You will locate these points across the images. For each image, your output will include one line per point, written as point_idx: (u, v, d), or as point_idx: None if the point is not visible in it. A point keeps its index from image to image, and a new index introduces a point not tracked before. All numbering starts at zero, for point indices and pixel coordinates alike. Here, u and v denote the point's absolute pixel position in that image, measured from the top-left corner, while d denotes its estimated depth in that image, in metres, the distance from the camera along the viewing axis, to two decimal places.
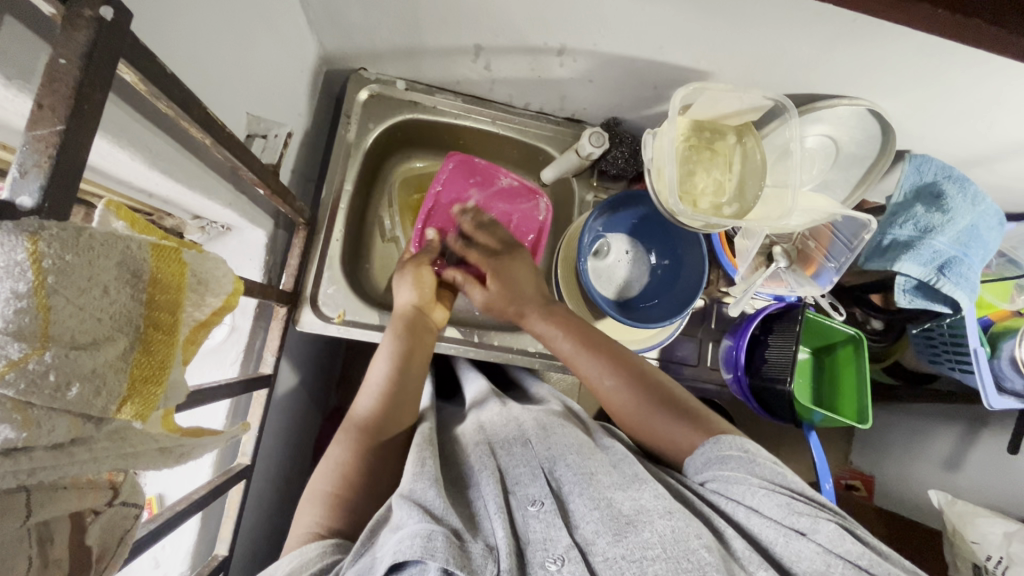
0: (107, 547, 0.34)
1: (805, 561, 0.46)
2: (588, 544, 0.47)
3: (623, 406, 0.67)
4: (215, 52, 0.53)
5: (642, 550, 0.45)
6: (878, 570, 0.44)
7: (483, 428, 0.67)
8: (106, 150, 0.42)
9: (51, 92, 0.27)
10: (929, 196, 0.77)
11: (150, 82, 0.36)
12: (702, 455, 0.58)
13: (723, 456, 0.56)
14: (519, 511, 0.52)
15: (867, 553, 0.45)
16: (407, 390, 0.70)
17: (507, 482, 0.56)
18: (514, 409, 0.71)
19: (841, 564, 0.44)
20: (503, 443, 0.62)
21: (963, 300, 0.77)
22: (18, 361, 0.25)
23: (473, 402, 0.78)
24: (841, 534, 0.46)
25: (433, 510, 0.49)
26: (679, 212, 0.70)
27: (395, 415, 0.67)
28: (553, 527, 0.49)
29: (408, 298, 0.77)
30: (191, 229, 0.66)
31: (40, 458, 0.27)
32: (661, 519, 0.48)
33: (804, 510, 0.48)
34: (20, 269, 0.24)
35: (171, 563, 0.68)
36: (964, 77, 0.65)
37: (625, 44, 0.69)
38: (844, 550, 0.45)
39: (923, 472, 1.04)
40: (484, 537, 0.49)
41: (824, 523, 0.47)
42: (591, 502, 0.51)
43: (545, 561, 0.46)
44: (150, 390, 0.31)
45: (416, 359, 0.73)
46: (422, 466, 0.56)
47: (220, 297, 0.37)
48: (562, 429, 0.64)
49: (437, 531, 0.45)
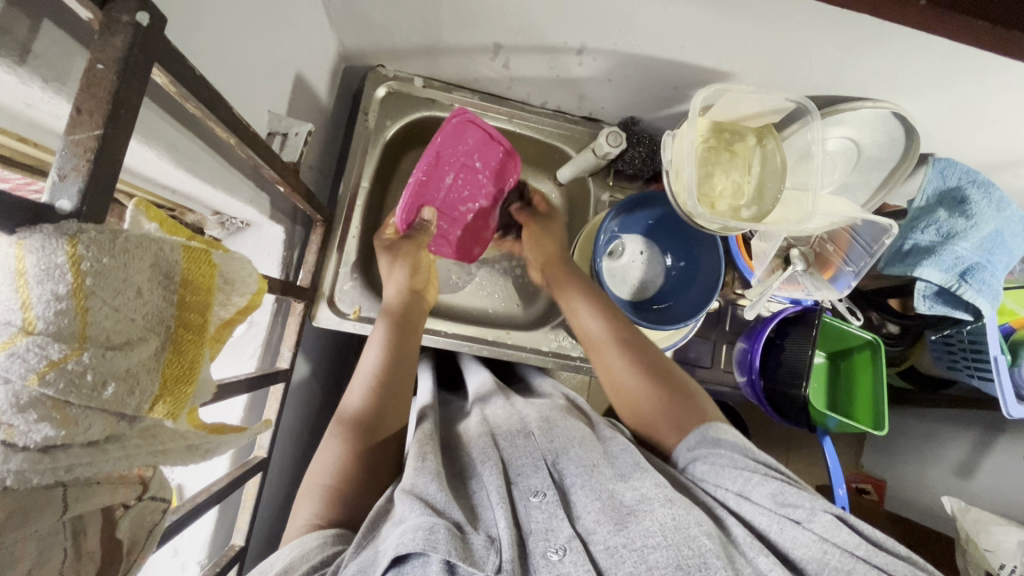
0: (137, 540, 0.35)
1: (801, 548, 0.45)
2: (589, 534, 0.48)
3: (604, 344, 0.72)
4: (240, 51, 0.53)
5: (643, 539, 0.45)
6: (875, 560, 0.43)
7: (487, 422, 0.66)
8: (135, 150, 0.43)
9: (90, 97, 0.27)
10: (952, 201, 0.76)
11: (180, 84, 0.36)
12: (698, 437, 0.59)
13: (717, 440, 0.58)
14: (521, 502, 0.53)
15: (864, 543, 0.44)
16: (401, 374, 0.70)
17: (511, 473, 0.56)
18: (518, 403, 0.71)
19: (838, 552, 0.44)
20: (507, 434, 0.62)
21: (985, 308, 0.76)
22: (58, 361, 0.25)
23: (478, 396, 0.77)
24: (838, 524, 0.46)
25: (435, 503, 0.49)
26: (696, 214, 0.69)
27: (386, 408, 0.67)
28: (555, 518, 0.50)
29: (403, 280, 0.78)
30: (211, 224, 0.67)
31: (76, 455, 0.27)
32: (662, 507, 0.48)
33: (798, 503, 0.48)
34: (59, 271, 0.25)
35: (189, 552, 0.69)
36: (992, 80, 0.64)
37: (646, 44, 0.69)
38: (842, 539, 0.45)
39: (936, 478, 1.03)
40: (485, 528, 0.49)
41: (821, 514, 0.47)
42: (592, 492, 0.52)
43: (546, 551, 0.47)
44: (182, 389, 0.31)
45: (409, 343, 0.74)
46: (423, 460, 0.56)
47: (245, 296, 0.38)
48: (566, 420, 0.63)
49: (440, 523, 0.45)
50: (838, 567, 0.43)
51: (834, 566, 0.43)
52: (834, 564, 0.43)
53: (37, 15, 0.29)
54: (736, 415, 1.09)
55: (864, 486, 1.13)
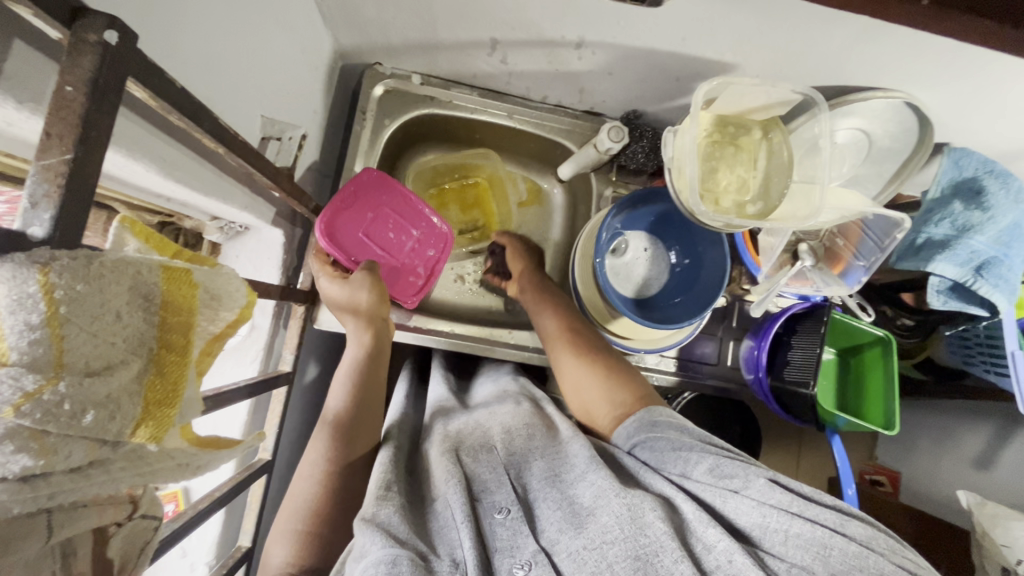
0: (130, 557, 0.36)
1: (743, 516, 0.46)
2: (553, 545, 0.47)
3: (549, 329, 0.76)
4: (231, 57, 0.52)
5: (601, 536, 0.45)
6: (807, 512, 0.44)
7: (448, 435, 0.62)
8: (122, 163, 0.42)
9: (59, 121, 0.27)
10: (967, 192, 0.74)
11: (161, 99, 0.35)
12: (634, 422, 0.59)
13: (654, 422, 0.58)
14: (486, 520, 0.50)
15: (796, 498, 0.45)
16: (368, 401, 0.67)
17: (473, 488, 0.54)
18: (479, 414, 0.68)
19: (775, 513, 0.45)
20: (469, 449, 0.59)
21: (1001, 303, 0.72)
22: (33, 392, 0.25)
23: (437, 407, 0.73)
24: (770, 486, 0.46)
25: (398, 533, 0.47)
26: (699, 212, 0.67)
27: (354, 438, 0.63)
28: (519, 534, 0.48)
29: (366, 297, 0.71)
30: (210, 230, 0.67)
31: (58, 482, 0.28)
32: (616, 498, 0.47)
33: (733, 470, 0.49)
34: (32, 301, 0.25)
35: (197, 553, 0.70)
36: (1011, 66, 0.61)
37: (646, 37, 0.67)
38: (776, 500, 0.45)
39: (952, 471, 1.00)
40: (450, 551, 0.47)
41: (754, 479, 0.47)
42: (554, 504, 0.51)
43: (512, 568, 0.46)
44: (164, 412, 0.31)
45: (376, 376, 0.70)
46: (387, 490, 0.53)
47: (234, 310, 0.37)
48: (527, 428, 0.62)
49: (402, 554, 0.44)
50: (778, 528, 0.44)
51: (774, 528, 0.44)
52: (774, 526, 0.44)
53: (6, 35, 0.29)
54: (745, 410, 1.08)
55: (879, 478, 1.12)
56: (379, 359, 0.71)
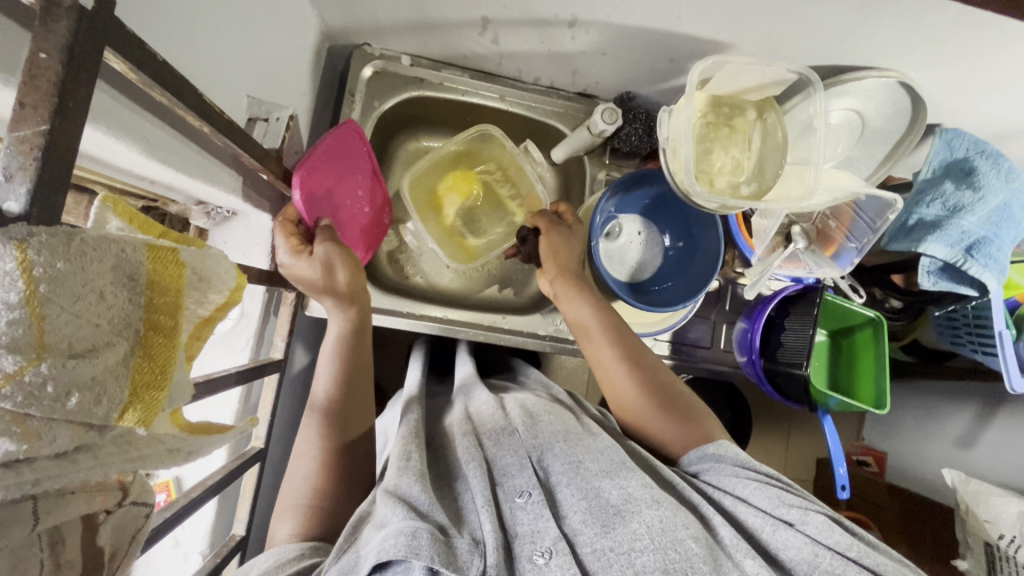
0: (120, 545, 0.35)
1: (791, 549, 0.47)
2: (575, 535, 0.47)
3: (587, 327, 0.72)
4: (214, 33, 0.51)
5: (631, 542, 0.45)
6: (866, 560, 0.45)
7: (471, 419, 0.63)
8: (102, 141, 0.41)
9: (34, 90, 0.25)
10: (958, 172, 0.74)
11: (141, 72, 0.34)
12: (700, 458, 0.60)
13: (719, 456, 0.58)
14: (506, 503, 0.50)
15: (855, 544, 0.46)
16: (359, 373, 0.66)
17: (495, 474, 0.54)
18: (507, 398, 0.67)
19: (828, 554, 0.46)
20: (490, 433, 0.59)
21: (990, 283, 0.73)
22: (14, 374, 0.24)
23: (461, 386, 0.74)
24: (829, 526, 0.48)
25: (419, 506, 0.46)
26: (694, 192, 0.67)
27: (353, 412, 0.63)
28: (540, 519, 0.48)
29: (342, 278, 0.66)
30: (196, 215, 0.65)
31: (43, 468, 0.27)
32: (649, 509, 0.47)
33: (793, 503, 0.50)
34: (10, 278, 0.24)
35: (191, 542, 0.70)
36: (1002, 43, 0.61)
37: (639, 16, 0.66)
38: (833, 541, 0.47)
39: (936, 450, 1.02)
40: (470, 530, 0.46)
41: (813, 515, 0.48)
42: (579, 492, 0.51)
43: (533, 554, 0.45)
44: (152, 395, 0.30)
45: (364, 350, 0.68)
46: (407, 459, 0.53)
47: (223, 293, 0.36)
48: (550, 414, 0.62)
49: (423, 527, 0.42)
50: (828, 569, 0.45)
51: (824, 568, 0.45)
52: (824, 567, 0.45)
53: None
54: (737, 394, 1.09)
55: (864, 458, 1.16)
56: (363, 333, 0.68)
